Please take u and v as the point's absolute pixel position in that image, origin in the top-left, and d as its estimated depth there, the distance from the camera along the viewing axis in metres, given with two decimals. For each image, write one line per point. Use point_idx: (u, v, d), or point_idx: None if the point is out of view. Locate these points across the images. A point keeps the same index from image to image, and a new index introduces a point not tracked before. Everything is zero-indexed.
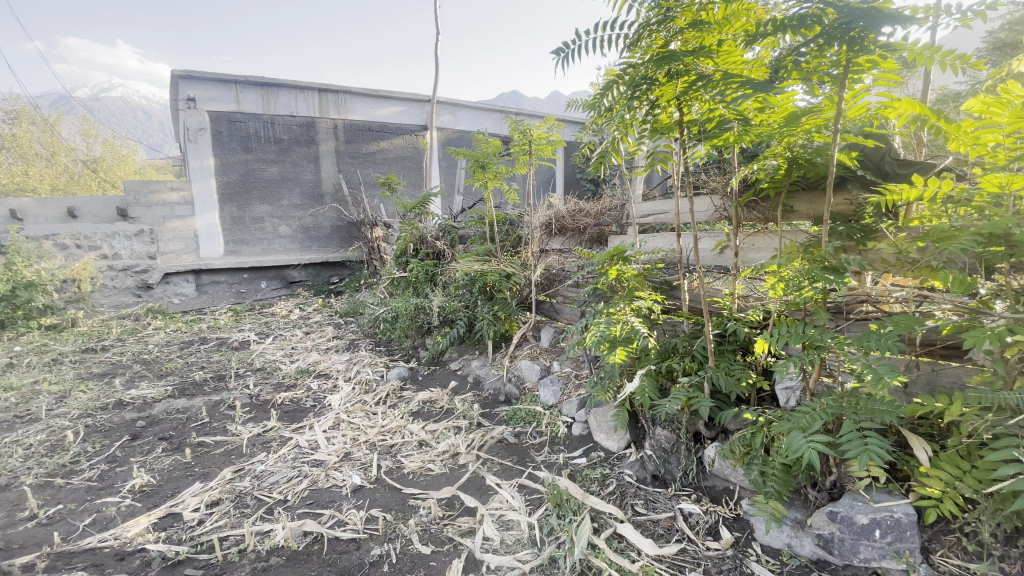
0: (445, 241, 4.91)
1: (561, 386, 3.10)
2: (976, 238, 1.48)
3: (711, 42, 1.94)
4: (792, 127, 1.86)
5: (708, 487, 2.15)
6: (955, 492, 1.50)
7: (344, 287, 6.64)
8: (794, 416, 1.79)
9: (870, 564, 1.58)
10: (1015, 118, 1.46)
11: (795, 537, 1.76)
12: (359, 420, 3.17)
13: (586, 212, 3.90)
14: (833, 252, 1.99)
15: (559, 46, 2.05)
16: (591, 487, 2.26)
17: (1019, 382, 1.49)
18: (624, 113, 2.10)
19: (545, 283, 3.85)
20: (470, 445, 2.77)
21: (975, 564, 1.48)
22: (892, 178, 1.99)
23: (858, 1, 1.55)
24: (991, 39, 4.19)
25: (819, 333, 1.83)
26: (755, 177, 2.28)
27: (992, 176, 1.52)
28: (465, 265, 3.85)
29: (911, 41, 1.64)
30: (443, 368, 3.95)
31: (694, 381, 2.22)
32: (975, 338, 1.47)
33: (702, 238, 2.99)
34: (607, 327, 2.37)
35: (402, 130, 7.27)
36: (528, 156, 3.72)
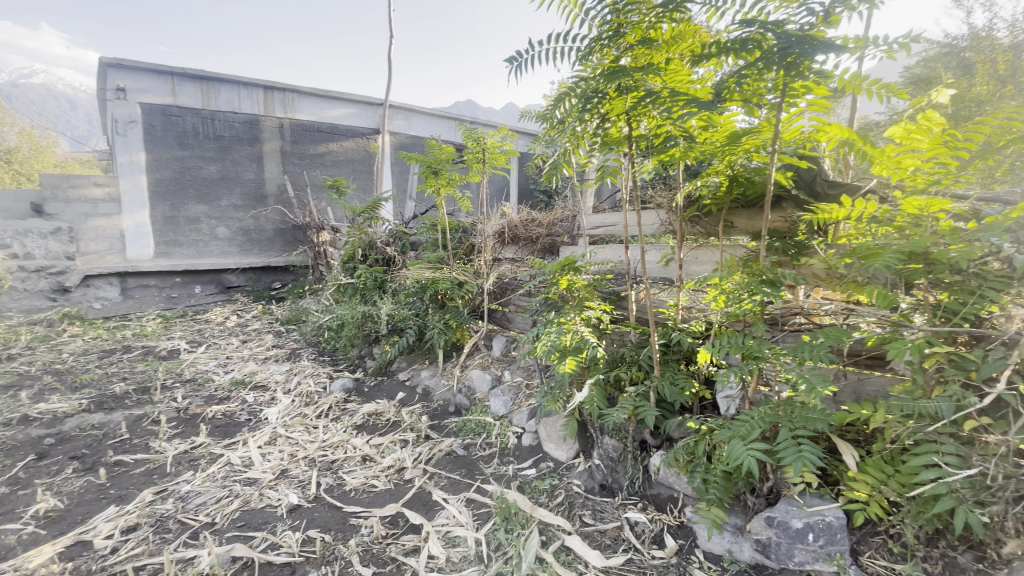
0: (395, 247, 4.78)
1: (512, 397, 3.06)
2: (898, 256, 1.58)
3: (659, 60, 1.99)
4: (734, 146, 1.94)
5: (654, 495, 2.17)
6: (881, 496, 1.59)
7: (286, 292, 6.32)
8: (735, 424, 1.85)
9: (804, 566, 1.64)
10: (934, 145, 1.58)
11: (735, 542, 1.80)
12: (298, 435, 3.00)
13: (538, 222, 3.92)
14: (770, 266, 2.08)
15: (511, 54, 2.04)
16: (540, 498, 2.23)
17: (936, 392, 1.60)
18: (575, 125, 2.12)
19: (497, 292, 3.81)
20: (417, 459, 2.68)
21: (900, 565, 1.55)
22: (823, 198, 2.11)
23: (795, 29, 1.64)
24: (908, 73, 4.59)
25: (757, 343, 1.90)
26: (699, 193, 2.37)
27: (912, 199, 1.64)
28: (415, 272, 3.76)
29: (842, 71, 1.76)
30: (390, 379, 3.81)
31: (640, 390, 2.26)
32: (898, 350, 1.57)
33: (649, 251, 3.06)
34: (558, 336, 2.36)
35: (353, 133, 7.04)
36: (482, 163, 3.69)
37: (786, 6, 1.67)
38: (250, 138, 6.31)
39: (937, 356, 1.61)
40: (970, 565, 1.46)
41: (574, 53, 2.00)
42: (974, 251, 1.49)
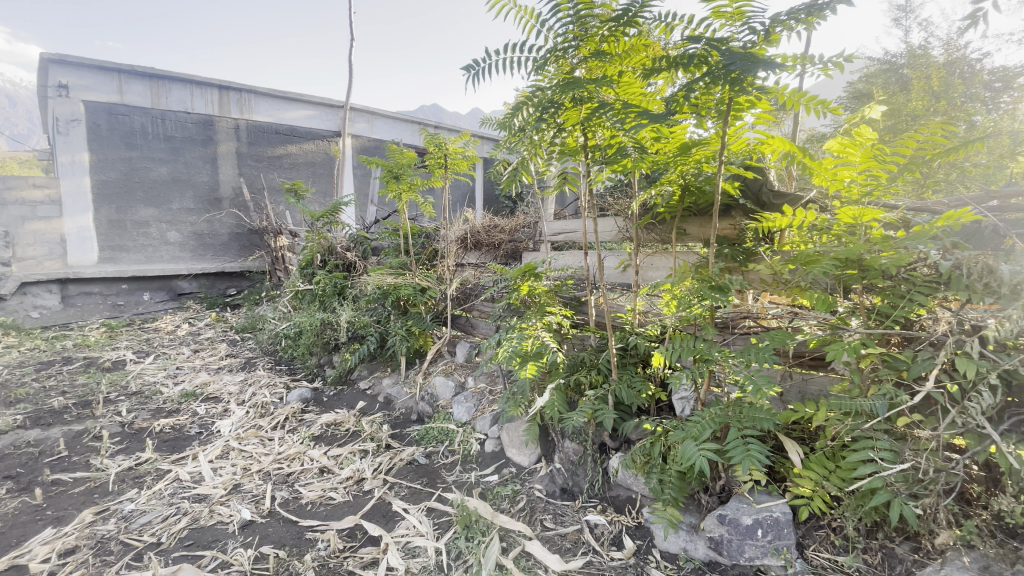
0: (356, 252, 4.70)
1: (475, 403, 3.05)
2: (835, 262, 1.67)
3: (613, 72, 2.04)
4: (685, 156, 2.01)
5: (613, 497, 2.21)
6: (823, 491, 1.67)
7: (242, 299, 6.10)
8: (687, 425, 1.90)
9: (754, 562, 1.70)
10: (866, 158, 1.68)
11: (690, 540, 1.85)
12: (253, 448, 2.89)
13: (500, 228, 3.92)
14: (720, 272, 2.17)
15: (468, 63, 2.05)
16: (502, 505, 2.23)
17: (871, 391, 1.70)
18: (533, 134, 2.15)
19: (461, 297, 3.80)
20: (377, 469, 2.63)
21: (842, 556, 1.63)
22: (769, 207, 2.21)
23: (739, 46, 1.71)
24: (851, 89, 4.86)
25: (707, 346, 1.97)
26: (654, 201, 2.44)
27: (847, 209, 1.75)
28: (376, 278, 3.70)
29: (783, 86, 1.85)
30: (351, 388, 3.73)
31: (599, 394, 2.30)
32: (836, 351, 1.66)
33: (607, 257, 3.12)
34: (519, 342, 2.37)
35: (313, 135, 6.87)
36: (444, 169, 3.68)
37: (730, 24, 1.75)
38: (203, 138, 6.05)
39: (872, 356, 1.71)
40: (906, 555, 1.55)
41: (530, 63, 2.03)
42: (903, 258, 1.60)
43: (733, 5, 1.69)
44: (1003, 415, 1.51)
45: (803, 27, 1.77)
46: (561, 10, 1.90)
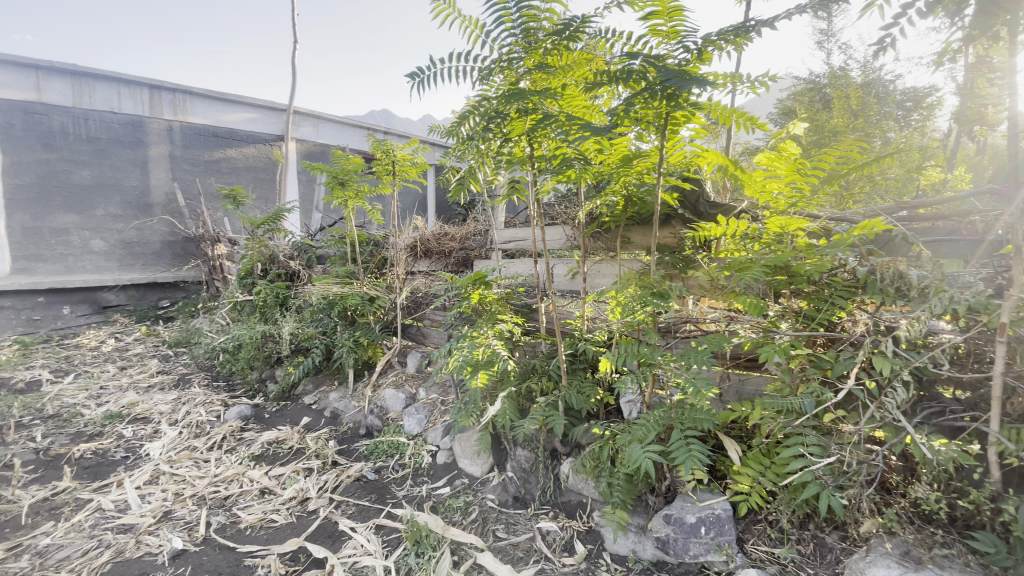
0: (300, 261, 4.53)
1: (426, 414, 2.99)
2: (764, 270, 1.77)
3: (557, 85, 2.08)
4: (627, 167, 2.07)
5: (564, 502, 2.22)
6: (760, 487, 1.75)
7: (176, 311, 5.72)
8: (633, 428, 1.95)
9: (698, 559, 1.76)
10: (791, 171, 1.79)
11: (638, 542, 1.90)
12: (186, 471, 2.70)
13: (450, 236, 3.87)
14: (662, 279, 2.25)
15: (413, 70, 2.03)
16: (453, 517, 2.19)
17: (799, 389, 1.81)
18: (479, 143, 2.16)
19: (411, 306, 3.71)
20: (322, 488, 2.52)
21: (778, 548, 1.71)
22: (706, 217, 2.32)
23: (674, 64, 1.79)
24: (782, 105, 5.18)
25: (651, 351, 2.03)
26: (599, 211, 2.50)
27: (776, 218, 1.86)
28: (322, 287, 3.56)
29: (716, 102, 1.95)
30: (295, 403, 3.57)
31: (550, 400, 2.32)
32: (768, 353, 1.75)
33: (556, 265, 3.15)
34: (470, 351, 2.35)
35: (255, 138, 6.48)
36: (392, 175, 3.59)
37: (665, 42, 1.83)
38: (131, 140, 5.64)
39: (801, 357, 1.82)
40: (836, 543, 1.65)
41: (475, 73, 2.04)
42: (826, 264, 1.71)
43: (668, 23, 1.76)
44: (915, 408, 1.64)
45: (732, 48, 1.88)
46: (505, 21, 1.93)
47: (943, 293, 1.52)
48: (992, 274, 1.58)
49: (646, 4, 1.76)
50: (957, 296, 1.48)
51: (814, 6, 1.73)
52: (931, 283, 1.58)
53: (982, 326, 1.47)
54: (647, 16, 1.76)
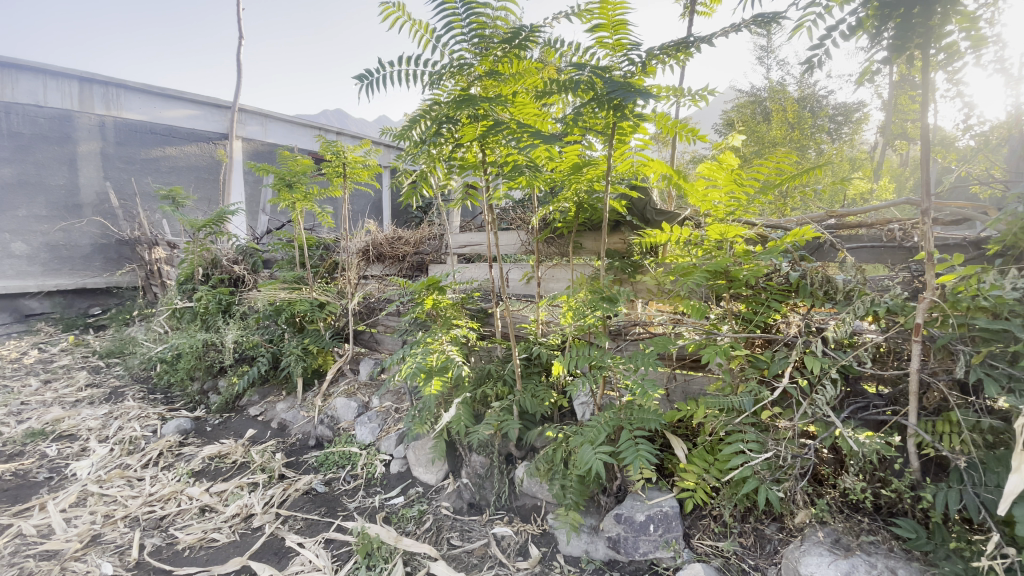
0: (245, 265, 4.34)
1: (379, 423, 2.92)
2: (706, 275, 1.84)
3: (507, 92, 2.09)
4: (578, 175, 2.11)
5: (519, 506, 2.23)
6: (705, 483, 1.82)
7: (108, 319, 5.34)
8: (585, 430, 1.98)
9: (648, 556, 1.81)
10: (729, 181, 1.88)
11: (591, 542, 1.93)
12: (117, 490, 2.52)
13: (404, 240, 3.71)
14: (611, 283, 2.30)
15: (361, 72, 1.99)
16: (407, 527, 2.16)
17: (739, 387, 1.89)
18: (430, 147, 2.14)
19: (364, 312, 3.62)
20: (268, 503, 2.41)
21: (722, 542, 1.78)
22: (652, 223, 2.40)
23: (619, 75, 1.85)
24: (726, 116, 5.40)
25: (601, 354, 2.07)
26: (552, 217, 2.53)
27: (716, 226, 1.94)
28: (268, 293, 3.42)
29: (661, 114, 2.02)
30: (239, 415, 3.41)
31: (504, 405, 2.32)
32: (711, 354, 1.82)
33: (511, 269, 3.16)
34: (423, 357, 2.31)
35: (196, 136, 6.06)
36: (342, 177, 3.47)
37: (612, 54, 1.88)
38: (59, 136, 5.24)
39: (740, 357, 1.90)
40: (774, 534, 1.74)
41: (426, 77, 2.03)
42: (761, 270, 1.79)
43: (614, 36, 1.81)
44: (843, 404, 1.75)
45: (674, 62, 1.95)
46: (455, 27, 1.93)
47: (866, 296, 1.64)
48: (908, 278, 1.71)
49: (593, 17, 1.81)
50: (877, 299, 1.60)
51: (749, 24, 1.82)
52: (855, 287, 1.72)
53: (900, 326, 1.59)
54: (594, 28, 1.81)
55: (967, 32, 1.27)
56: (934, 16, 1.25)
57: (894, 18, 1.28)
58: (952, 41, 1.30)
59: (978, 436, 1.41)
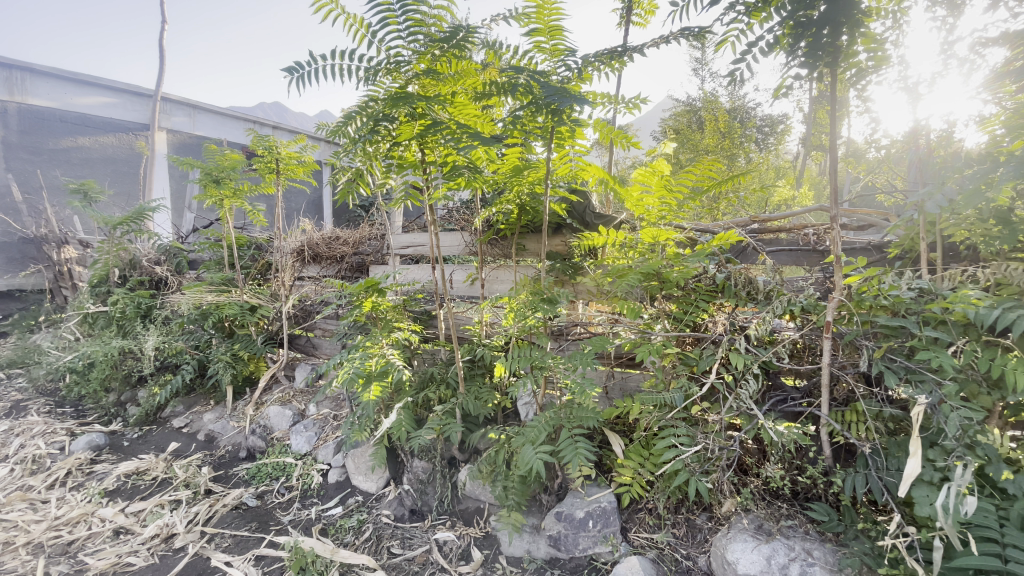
0: (168, 266, 4.06)
1: (316, 431, 2.80)
2: (639, 277, 1.91)
3: (446, 92, 2.06)
4: (519, 177, 2.11)
5: (462, 510, 2.21)
6: (640, 477, 1.87)
7: (7, 326, 4.80)
8: (526, 430, 1.98)
9: (587, 551, 1.84)
10: (661, 187, 1.94)
11: (532, 542, 1.94)
12: (17, 515, 2.27)
13: (342, 240, 3.48)
14: (552, 284, 2.33)
15: (290, 64, 1.89)
16: (345, 538, 2.08)
17: (671, 384, 1.96)
18: (365, 146, 2.07)
19: (300, 316, 3.47)
20: (192, 521, 2.25)
21: (657, 534, 1.84)
22: (591, 227, 2.46)
23: (556, 80, 1.87)
24: (665, 123, 5.59)
25: (542, 354, 2.09)
26: (495, 218, 2.53)
27: (649, 229, 2.00)
28: (193, 296, 3.20)
29: (597, 119, 2.06)
30: (161, 428, 3.17)
31: (447, 408, 2.28)
32: (645, 353, 1.88)
33: (455, 270, 3.11)
34: (362, 362, 2.22)
35: (113, 126, 5.57)
36: (275, 174, 3.28)
37: (549, 59, 1.91)
38: None
39: (672, 355, 1.97)
40: (704, 523, 1.81)
41: (360, 72, 1.96)
42: (690, 272, 1.87)
43: (550, 42, 1.84)
44: (765, 397, 1.85)
45: (610, 70, 2.01)
46: (390, 23, 1.88)
47: (784, 296, 1.76)
48: (821, 279, 1.84)
49: (530, 20, 1.82)
50: (793, 298, 1.72)
51: (679, 37, 1.90)
52: (773, 288, 1.83)
53: (813, 324, 1.71)
54: (531, 32, 1.83)
55: (873, 52, 1.38)
56: (841, 37, 1.35)
57: (807, 37, 1.37)
58: (860, 60, 1.41)
59: (881, 424, 1.54)
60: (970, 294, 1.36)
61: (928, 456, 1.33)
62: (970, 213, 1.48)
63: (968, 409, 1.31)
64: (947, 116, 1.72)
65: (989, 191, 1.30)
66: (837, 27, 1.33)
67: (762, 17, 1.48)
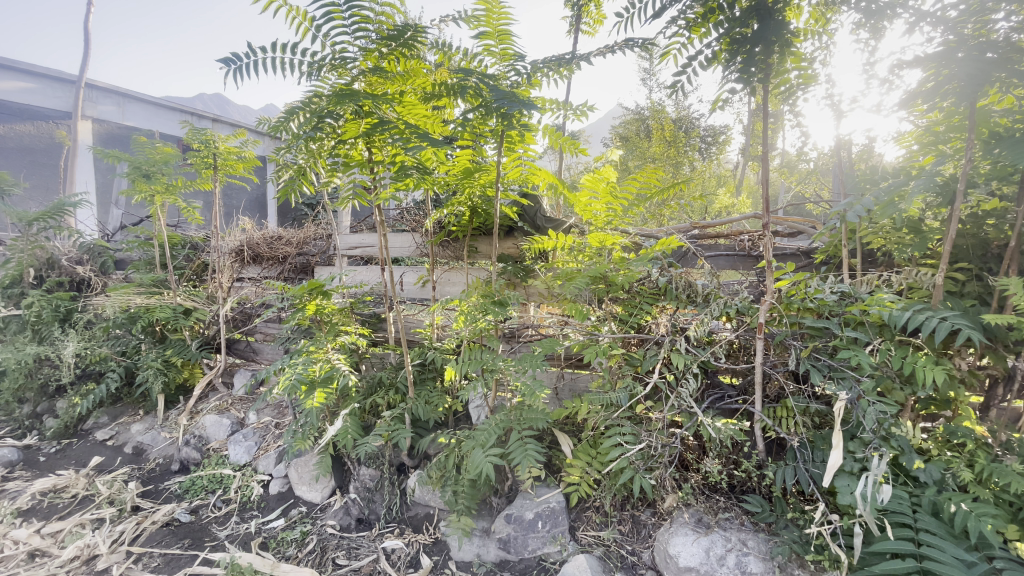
0: (90, 267, 3.78)
1: (257, 440, 2.68)
2: (587, 280, 1.95)
3: (395, 91, 2.02)
4: (469, 179, 2.09)
5: (411, 517, 2.16)
6: (588, 476, 1.90)
7: None
8: (476, 434, 1.97)
9: (536, 552, 1.86)
10: (608, 192, 1.98)
11: (482, 545, 1.93)
12: None
13: (286, 240, 3.32)
14: (504, 287, 2.33)
15: (226, 55, 1.80)
16: (287, 552, 1.99)
17: (617, 384, 2.00)
18: (309, 142, 1.99)
19: (239, 319, 3.31)
20: (117, 540, 2.08)
21: (603, 532, 1.88)
22: (542, 230, 2.49)
23: (506, 85, 1.88)
24: (616, 131, 5.72)
25: (492, 357, 2.09)
26: (446, 220, 2.51)
27: (596, 234, 2.04)
28: (119, 299, 2.97)
29: (547, 124, 2.08)
30: (83, 441, 2.93)
31: (395, 414, 2.23)
32: (592, 354, 1.91)
33: (405, 272, 3.05)
34: (305, 368, 2.14)
35: (31, 113, 5.06)
36: (213, 170, 3.09)
37: (499, 62, 1.92)
38: None
39: (618, 356, 2.01)
40: (648, 519, 1.86)
41: (304, 67, 1.90)
42: (635, 275, 1.94)
43: (499, 45, 1.85)
44: (704, 395, 1.92)
45: (559, 77, 2.03)
46: (335, 18, 1.82)
47: (721, 298, 1.84)
48: (755, 283, 1.94)
49: (479, 23, 1.82)
50: (729, 301, 1.81)
51: (624, 47, 1.95)
52: (711, 291, 1.91)
53: (747, 325, 1.80)
54: (480, 35, 1.83)
55: (801, 71, 1.46)
56: (772, 55, 1.42)
57: (742, 53, 1.44)
58: (790, 76, 1.49)
59: (808, 419, 1.64)
60: (884, 297, 1.47)
61: (849, 448, 1.41)
62: (886, 222, 1.60)
63: (883, 404, 1.42)
64: (867, 132, 1.85)
65: (902, 203, 1.41)
66: (768, 45, 1.40)
67: (702, 32, 1.54)
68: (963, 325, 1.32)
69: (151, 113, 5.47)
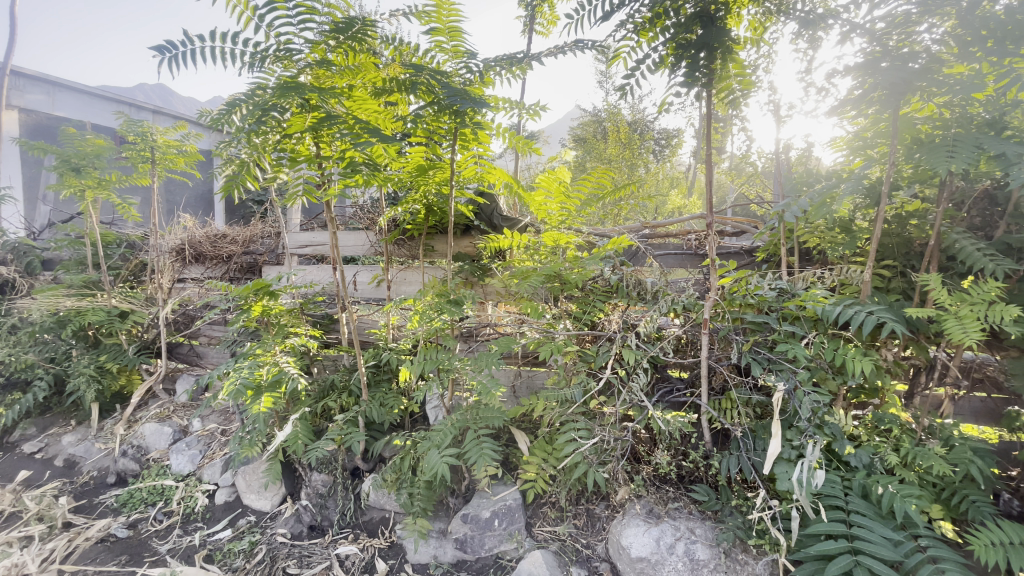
0: (15, 266, 3.49)
1: (201, 449, 2.56)
2: (541, 278, 1.96)
3: (343, 85, 1.97)
4: (423, 177, 2.07)
5: (366, 521, 2.11)
6: (544, 472, 1.92)
7: None
8: (432, 434, 1.95)
9: (493, 551, 1.86)
10: (561, 192, 2.00)
11: (439, 546, 1.92)
12: None
13: (231, 238, 3.19)
14: (460, 285, 2.33)
15: (160, 42, 1.71)
16: (234, 563, 1.91)
17: (572, 381, 2.02)
18: (253, 137, 1.92)
19: (182, 322, 3.15)
20: (45, 560, 1.93)
21: (558, 527, 1.90)
22: (498, 229, 2.49)
23: (458, 82, 1.87)
24: (573, 132, 5.79)
25: (448, 357, 2.07)
26: (401, 218, 2.47)
27: (551, 232, 2.05)
28: (47, 301, 2.79)
29: (501, 122, 2.08)
30: (6, 455, 2.71)
31: (348, 417, 2.17)
32: (547, 351, 1.92)
33: (359, 271, 2.98)
34: (251, 372, 2.05)
35: None
36: (150, 164, 2.92)
37: (451, 59, 1.91)
38: None
39: (572, 353, 2.03)
40: (603, 512, 1.90)
41: (246, 58, 1.82)
42: (588, 274, 1.98)
43: (450, 42, 1.84)
44: (655, 390, 1.96)
45: (512, 76, 2.04)
46: (278, 8, 1.76)
47: (669, 295, 1.89)
48: (701, 280, 2.01)
49: (430, 19, 1.81)
50: (675, 298, 1.86)
51: (576, 48, 1.98)
52: (660, 288, 1.97)
53: (694, 321, 1.86)
54: (431, 31, 1.82)
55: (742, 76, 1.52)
56: (715, 61, 1.47)
57: (686, 57, 1.48)
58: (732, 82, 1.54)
59: (750, 410, 1.71)
60: (818, 293, 1.56)
61: (787, 436, 1.49)
62: (820, 222, 1.68)
63: (817, 393, 1.49)
64: (805, 138, 1.95)
65: (833, 204, 1.49)
66: (711, 51, 1.45)
67: (649, 36, 1.58)
68: (888, 318, 1.41)
69: (83, 103, 5.06)
